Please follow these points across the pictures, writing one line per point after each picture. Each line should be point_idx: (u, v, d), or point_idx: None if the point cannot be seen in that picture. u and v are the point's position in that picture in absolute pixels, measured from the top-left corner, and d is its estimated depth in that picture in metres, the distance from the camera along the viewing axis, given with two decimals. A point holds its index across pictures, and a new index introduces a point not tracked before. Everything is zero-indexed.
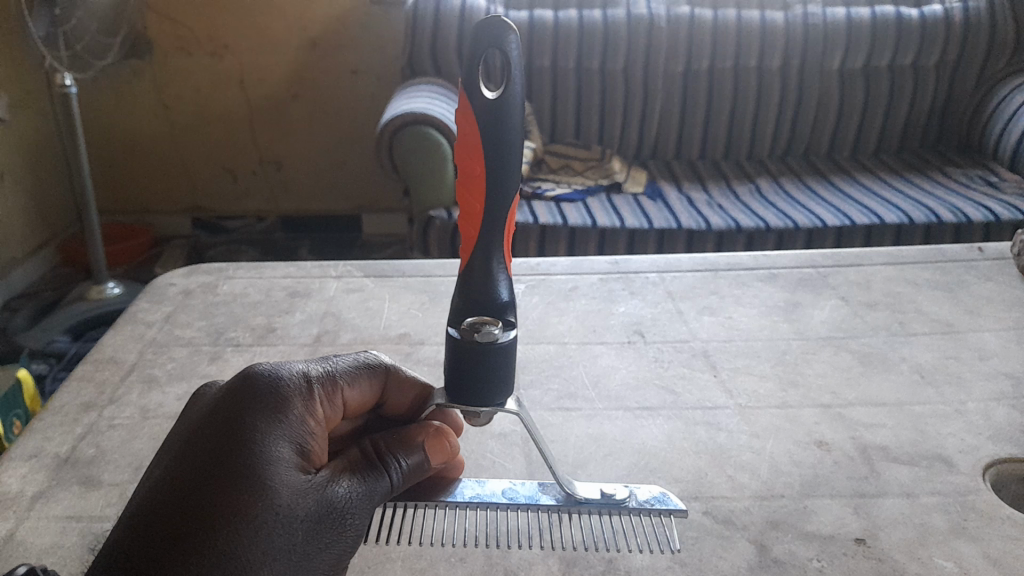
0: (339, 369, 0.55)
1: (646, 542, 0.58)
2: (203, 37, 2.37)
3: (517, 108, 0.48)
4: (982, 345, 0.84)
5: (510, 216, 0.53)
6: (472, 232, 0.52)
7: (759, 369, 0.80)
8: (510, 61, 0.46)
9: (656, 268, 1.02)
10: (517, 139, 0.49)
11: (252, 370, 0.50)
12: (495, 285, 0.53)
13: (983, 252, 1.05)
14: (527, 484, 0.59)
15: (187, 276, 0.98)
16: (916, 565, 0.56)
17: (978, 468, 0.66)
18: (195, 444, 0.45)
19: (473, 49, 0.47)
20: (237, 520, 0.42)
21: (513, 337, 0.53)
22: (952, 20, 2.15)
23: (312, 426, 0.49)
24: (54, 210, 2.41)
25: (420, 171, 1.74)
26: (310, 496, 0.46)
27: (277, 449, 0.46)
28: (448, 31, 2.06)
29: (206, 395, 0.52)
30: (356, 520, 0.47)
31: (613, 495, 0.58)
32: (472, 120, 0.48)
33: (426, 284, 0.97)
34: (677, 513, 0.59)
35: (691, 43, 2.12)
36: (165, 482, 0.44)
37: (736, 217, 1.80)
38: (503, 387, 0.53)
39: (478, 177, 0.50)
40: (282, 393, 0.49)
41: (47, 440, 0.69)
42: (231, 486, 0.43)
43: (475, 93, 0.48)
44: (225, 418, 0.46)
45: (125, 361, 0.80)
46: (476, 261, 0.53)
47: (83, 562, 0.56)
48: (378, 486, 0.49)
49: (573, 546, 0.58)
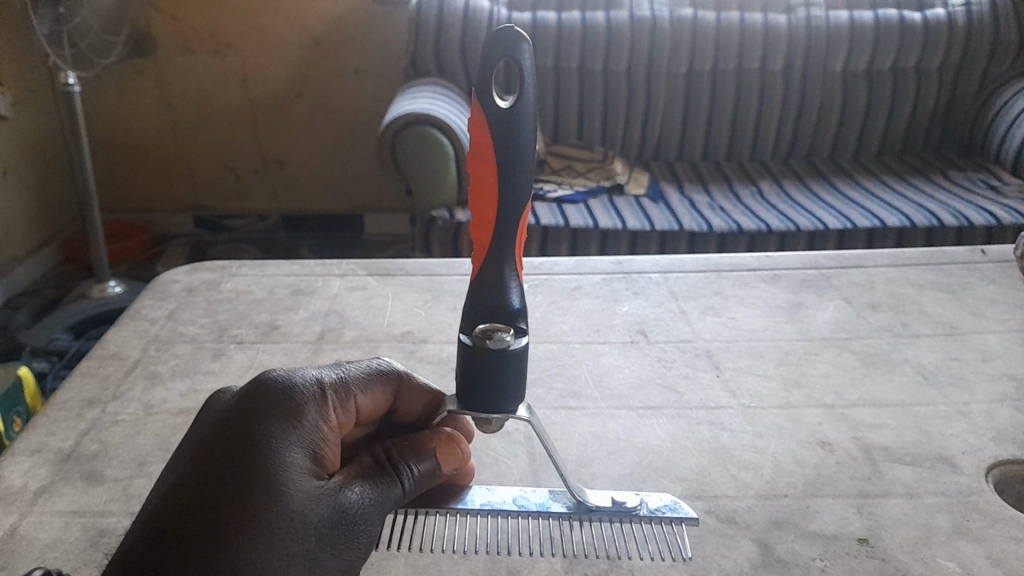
0: (351, 375, 0.55)
1: (656, 551, 0.57)
2: (207, 36, 2.38)
3: (529, 117, 0.49)
4: (985, 346, 0.84)
5: (522, 223, 0.53)
6: (485, 239, 0.52)
7: (762, 369, 0.80)
8: (522, 72, 0.47)
9: (658, 268, 1.02)
10: (529, 147, 0.49)
11: (266, 376, 0.50)
12: (508, 292, 0.53)
13: (985, 255, 1.04)
14: (539, 492, 0.59)
15: (191, 273, 0.98)
16: (920, 565, 0.56)
17: (981, 470, 0.66)
18: (209, 448, 0.45)
19: (485, 60, 0.47)
20: (252, 525, 0.42)
21: (525, 344, 0.53)
22: (955, 24, 2.15)
23: (325, 432, 0.49)
24: (56, 207, 2.41)
25: (423, 172, 1.74)
26: (324, 502, 0.45)
27: (291, 455, 0.46)
28: (451, 31, 2.06)
29: (219, 400, 0.52)
30: (369, 526, 0.47)
31: (625, 504, 0.57)
32: (484, 128, 0.48)
33: (429, 282, 0.97)
34: (688, 522, 0.58)
35: (694, 45, 2.12)
36: (182, 484, 0.44)
37: (738, 219, 1.80)
38: (514, 394, 0.53)
39: (490, 185, 0.50)
40: (295, 399, 0.49)
41: (50, 435, 0.69)
42: (245, 491, 0.43)
43: (486, 102, 0.48)
44: (239, 422, 0.46)
45: (128, 358, 0.80)
46: (488, 266, 0.53)
47: (87, 557, 0.56)
48: (390, 493, 0.49)
49: (580, 554, 0.57)
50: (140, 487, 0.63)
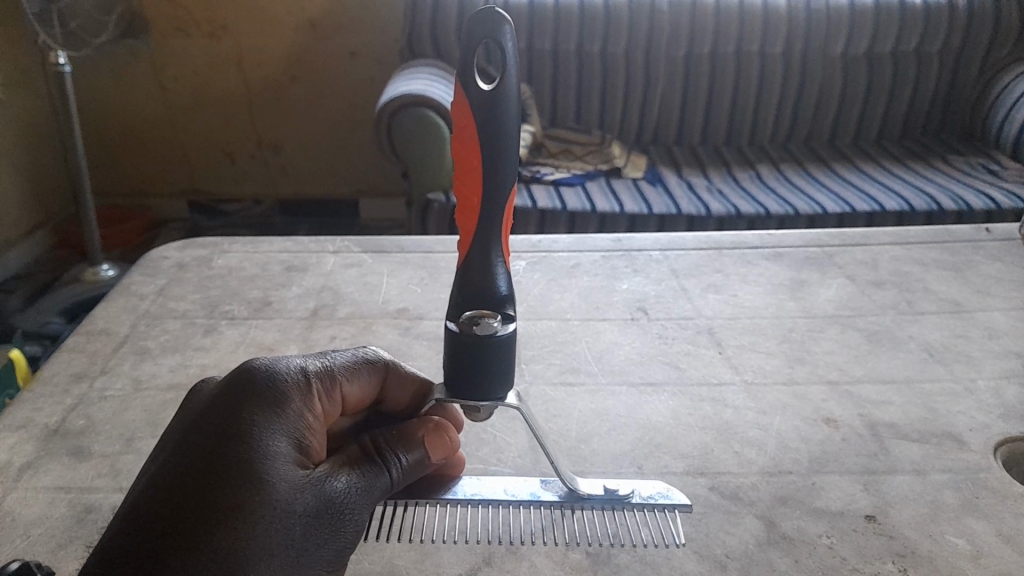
0: (337, 363, 0.53)
1: (646, 537, 0.55)
2: (200, 17, 2.34)
3: (513, 98, 0.47)
4: (991, 324, 0.83)
5: (509, 207, 0.51)
6: (470, 225, 0.50)
7: (765, 346, 0.79)
8: (506, 52, 0.45)
9: (659, 245, 1.00)
10: (513, 131, 0.47)
11: (248, 366, 0.48)
12: (494, 277, 0.51)
13: (991, 233, 1.03)
14: (529, 482, 0.57)
15: (182, 249, 0.96)
16: (929, 543, 0.55)
17: (989, 447, 0.64)
18: (192, 438, 0.44)
19: (466, 41, 0.45)
20: (235, 515, 0.40)
21: (513, 330, 0.51)
22: (956, 8, 2.12)
23: (309, 421, 0.47)
24: (48, 192, 2.38)
25: (419, 156, 1.72)
26: (309, 492, 0.44)
27: (274, 444, 0.44)
28: (448, 12, 2.03)
29: (202, 391, 0.50)
30: (356, 515, 0.46)
31: (617, 491, 0.56)
32: (468, 112, 0.47)
33: (425, 260, 0.95)
34: (682, 508, 0.56)
35: (693, 28, 2.09)
36: (162, 473, 0.42)
37: (737, 203, 1.78)
38: (503, 380, 0.51)
39: (474, 171, 0.48)
40: (279, 388, 0.47)
41: (37, 410, 0.67)
42: (228, 480, 0.41)
43: (469, 83, 0.46)
44: (222, 412, 0.44)
45: (117, 333, 0.79)
46: (474, 252, 0.51)
47: (72, 536, 0.54)
48: (377, 482, 0.48)
49: (570, 542, 0.55)
50: (128, 463, 0.61)
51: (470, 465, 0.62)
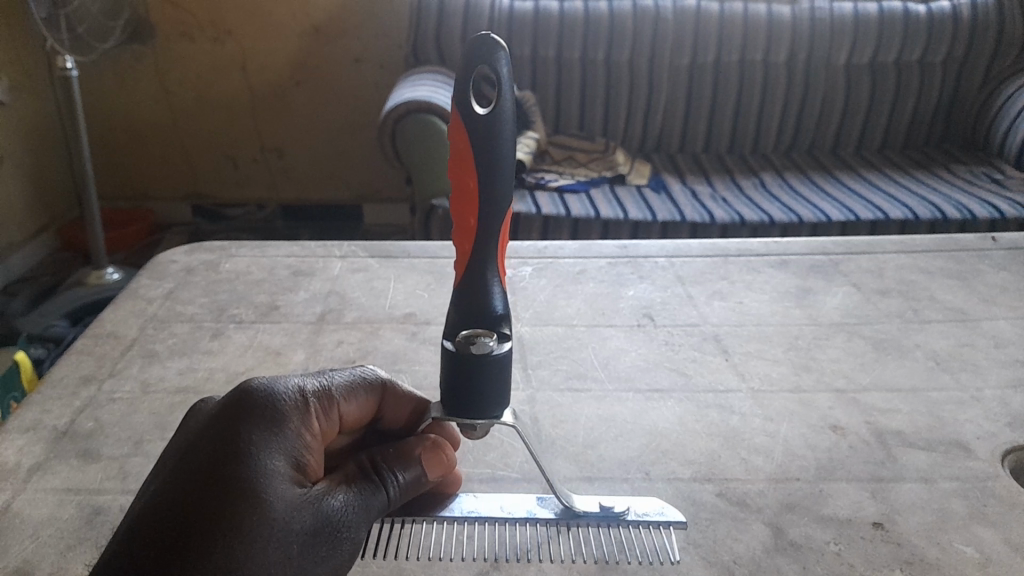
0: (335, 382, 0.53)
1: (643, 553, 0.55)
2: (206, 23, 2.35)
3: (510, 119, 0.47)
4: (996, 332, 0.83)
5: (505, 226, 0.51)
6: (467, 244, 0.50)
7: (771, 353, 0.79)
8: (501, 74, 0.45)
9: (664, 252, 1.00)
10: (509, 150, 0.48)
11: (248, 384, 0.48)
12: (490, 296, 0.51)
13: (996, 242, 1.03)
14: (526, 499, 0.57)
15: (189, 253, 0.96)
16: (937, 550, 0.55)
17: (995, 455, 0.65)
18: (191, 457, 0.44)
19: (461, 64, 0.45)
20: (231, 534, 0.40)
21: (508, 349, 0.51)
22: (959, 18, 2.12)
23: (307, 440, 0.48)
24: (54, 195, 2.39)
25: (424, 163, 1.72)
26: (306, 510, 0.44)
27: (272, 461, 0.44)
28: (453, 19, 2.04)
29: (203, 408, 0.50)
30: (353, 533, 0.46)
31: (613, 508, 0.55)
32: (464, 133, 0.47)
33: (431, 265, 0.95)
34: (677, 525, 0.56)
35: (697, 37, 2.10)
36: (161, 491, 0.42)
37: (740, 211, 1.78)
38: (498, 398, 0.51)
39: (471, 190, 0.48)
40: (277, 407, 0.48)
41: (45, 412, 0.67)
42: (226, 497, 0.41)
43: (466, 104, 0.46)
44: (219, 431, 0.45)
45: (125, 336, 0.79)
46: (471, 270, 0.51)
47: (80, 538, 0.54)
48: (375, 500, 0.48)
49: (572, 557, 0.54)
50: (136, 466, 0.61)
51: (476, 470, 0.62)
